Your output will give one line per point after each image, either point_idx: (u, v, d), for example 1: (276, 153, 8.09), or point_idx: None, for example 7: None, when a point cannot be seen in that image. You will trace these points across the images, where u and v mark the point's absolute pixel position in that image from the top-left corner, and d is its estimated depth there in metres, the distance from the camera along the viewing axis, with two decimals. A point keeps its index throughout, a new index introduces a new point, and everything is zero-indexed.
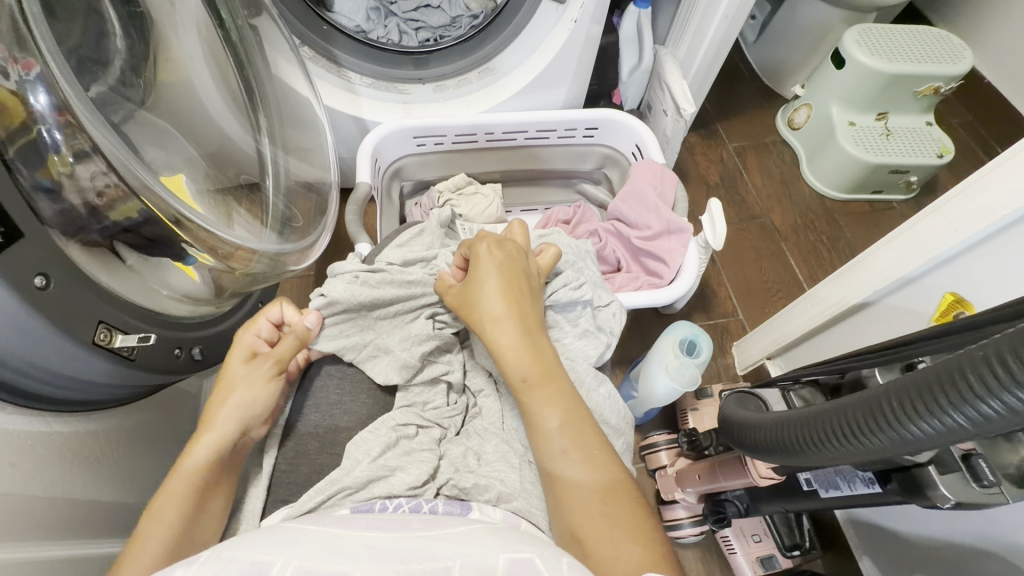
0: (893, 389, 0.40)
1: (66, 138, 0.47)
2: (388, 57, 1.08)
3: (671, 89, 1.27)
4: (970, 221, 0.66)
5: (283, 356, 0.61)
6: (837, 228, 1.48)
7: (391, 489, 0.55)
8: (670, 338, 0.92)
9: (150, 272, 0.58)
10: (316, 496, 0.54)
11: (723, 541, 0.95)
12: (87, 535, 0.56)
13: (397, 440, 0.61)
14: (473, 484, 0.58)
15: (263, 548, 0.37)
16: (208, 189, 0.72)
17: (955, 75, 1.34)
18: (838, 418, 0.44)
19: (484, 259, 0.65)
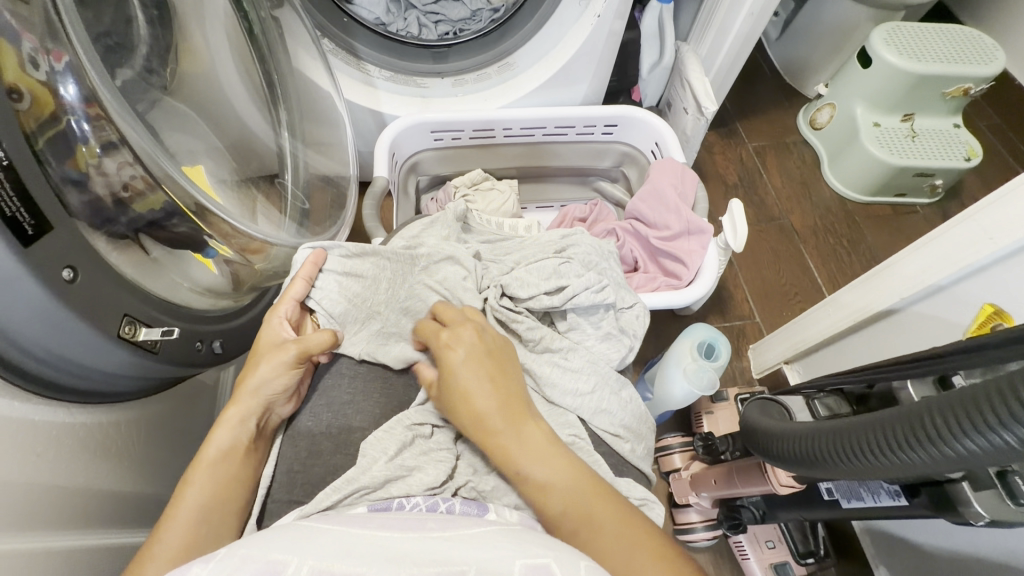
0: (936, 405, 0.39)
1: (94, 130, 0.47)
2: (405, 50, 1.07)
3: (692, 87, 1.25)
4: (1007, 230, 0.64)
5: (310, 347, 0.62)
6: (859, 232, 1.45)
7: (410, 488, 0.54)
8: (687, 342, 0.91)
9: (172, 265, 0.58)
10: (333, 496, 0.53)
11: (736, 546, 0.95)
12: (108, 524, 0.57)
13: (412, 439, 0.60)
14: (491, 487, 0.57)
15: (277, 547, 0.36)
16: (229, 180, 0.72)
17: (986, 76, 1.30)
18: (873, 431, 0.43)
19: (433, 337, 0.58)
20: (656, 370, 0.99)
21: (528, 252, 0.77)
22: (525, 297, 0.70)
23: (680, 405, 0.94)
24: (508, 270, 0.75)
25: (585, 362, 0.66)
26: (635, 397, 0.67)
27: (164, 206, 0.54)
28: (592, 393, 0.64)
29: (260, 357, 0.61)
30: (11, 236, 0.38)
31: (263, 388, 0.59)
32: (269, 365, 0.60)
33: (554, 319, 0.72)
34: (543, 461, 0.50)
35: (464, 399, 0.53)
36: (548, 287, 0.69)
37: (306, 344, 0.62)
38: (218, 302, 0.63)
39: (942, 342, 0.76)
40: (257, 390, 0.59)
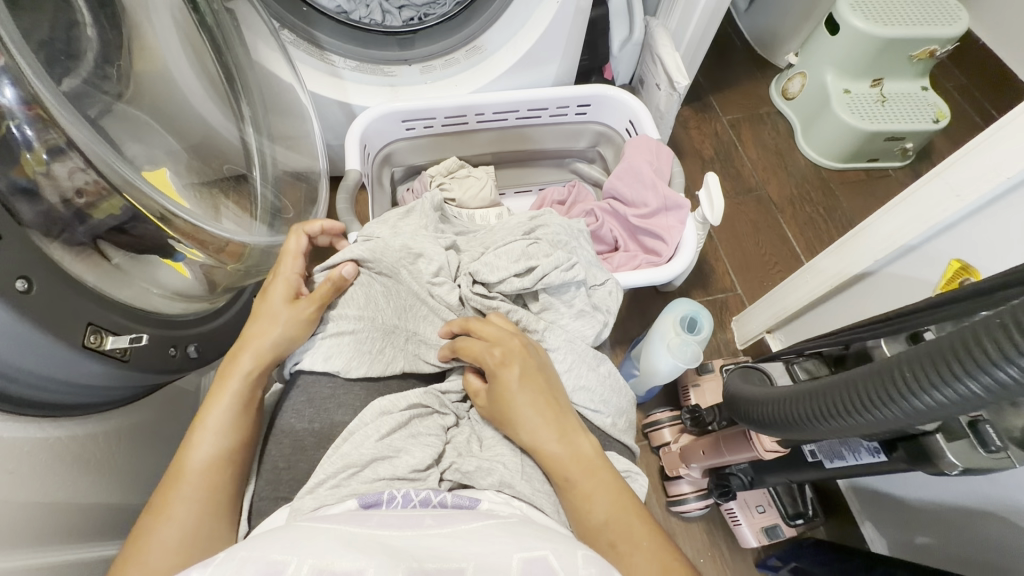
0: (907, 360, 0.39)
1: (38, 134, 0.45)
2: (371, 38, 1.05)
3: (664, 62, 1.25)
4: (972, 186, 0.65)
5: (324, 297, 0.61)
6: (834, 199, 1.47)
7: (394, 471, 0.51)
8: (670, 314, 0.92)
9: (139, 272, 0.56)
10: (326, 468, 0.51)
11: (728, 513, 0.96)
12: (88, 537, 0.55)
13: (410, 419, 0.57)
14: (475, 467, 0.54)
15: (277, 547, 0.36)
16: (192, 183, 0.71)
17: (950, 37, 1.32)
18: (847, 391, 0.43)
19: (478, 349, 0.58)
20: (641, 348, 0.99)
21: (494, 236, 0.75)
22: (497, 281, 0.68)
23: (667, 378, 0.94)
24: (478, 256, 0.72)
25: (563, 341, 0.66)
26: (616, 373, 0.67)
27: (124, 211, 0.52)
28: (568, 371, 0.64)
29: (258, 323, 0.59)
30: None
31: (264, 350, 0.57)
32: (273, 317, 0.59)
33: (526, 300, 0.71)
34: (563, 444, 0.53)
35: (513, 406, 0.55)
36: (518, 269, 0.67)
37: (318, 293, 0.61)
38: (190, 308, 0.62)
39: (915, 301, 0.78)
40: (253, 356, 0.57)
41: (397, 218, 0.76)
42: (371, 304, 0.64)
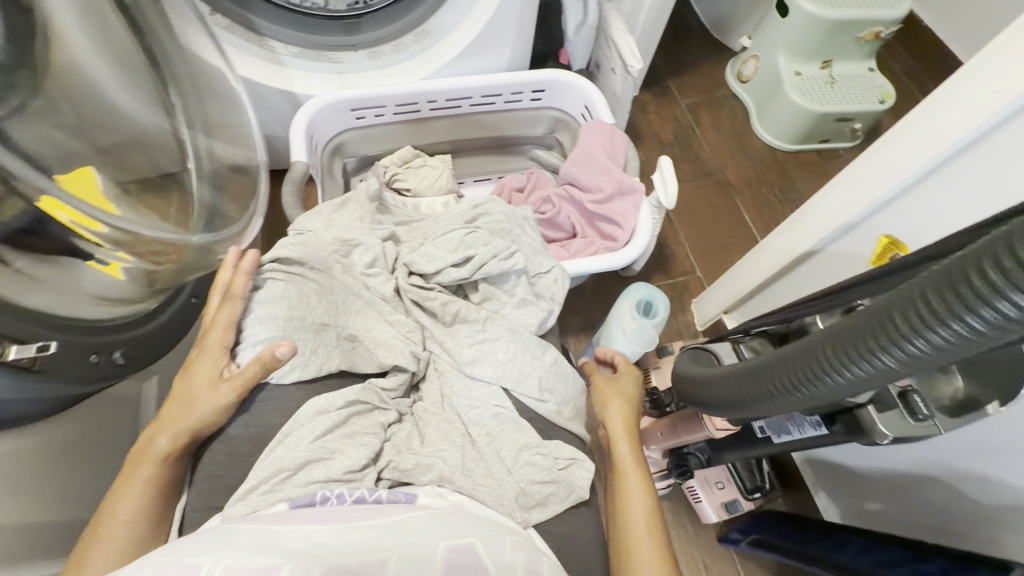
0: (830, 336, 0.39)
1: None
2: (315, 22, 0.99)
3: (618, 45, 1.24)
4: (905, 163, 0.67)
5: (247, 383, 0.53)
6: (788, 179, 1.50)
7: (329, 473, 0.49)
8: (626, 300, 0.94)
9: (58, 279, 0.52)
10: (257, 474, 0.49)
11: (690, 491, 0.99)
12: (20, 563, 0.52)
13: (345, 419, 0.54)
14: (412, 464, 0.52)
15: (194, 551, 0.35)
16: (119, 181, 0.66)
17: (894, 18, 1.35)
18: (782, 370, 0.43)
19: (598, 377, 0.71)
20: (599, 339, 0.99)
21: (436, 225, 0.72)
22: (434, 271, 0.66)
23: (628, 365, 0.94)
24: (417, 247, 0.70)
25: (503, 330, 0.63)
26: (561, 359, 0.65)
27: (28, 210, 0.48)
28: (511, 362, 0.62)
29: (182, 387, 0.53)
30: None
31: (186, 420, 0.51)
32: (196, 395, 0.52)
33: (466, 290, 0.69)
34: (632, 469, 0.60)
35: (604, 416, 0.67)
36: (456, 259, 0.66)
37: (244, 377, 0.52)
38: (117, 309, 0.59)
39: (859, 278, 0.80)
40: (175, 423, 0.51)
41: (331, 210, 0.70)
42: (303, 303, 0.59)
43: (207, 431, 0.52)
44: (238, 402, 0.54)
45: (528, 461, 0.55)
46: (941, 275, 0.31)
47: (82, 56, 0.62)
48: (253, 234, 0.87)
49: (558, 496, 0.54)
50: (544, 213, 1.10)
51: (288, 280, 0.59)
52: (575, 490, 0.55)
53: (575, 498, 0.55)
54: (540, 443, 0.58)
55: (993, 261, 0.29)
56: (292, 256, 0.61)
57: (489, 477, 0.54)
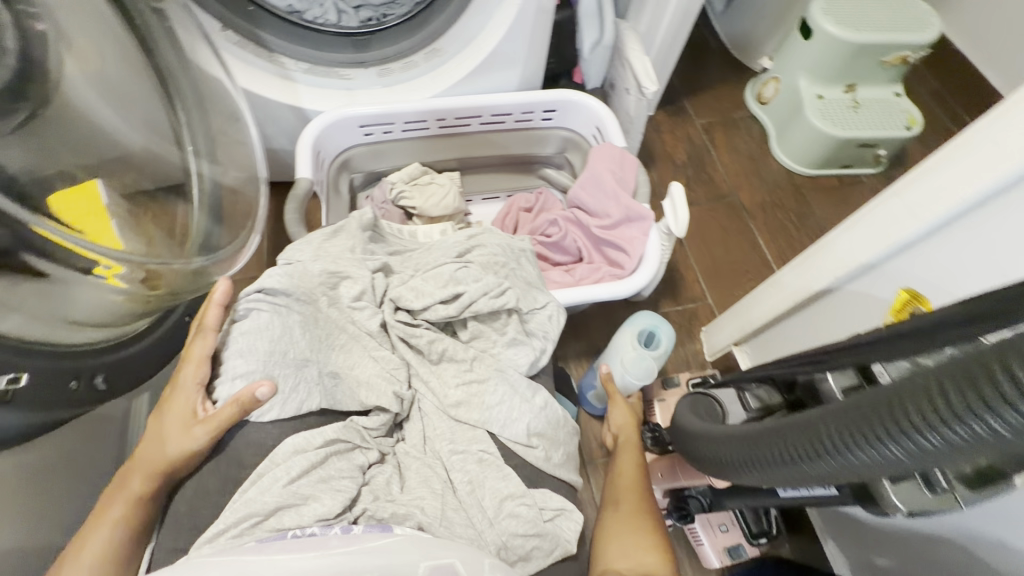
0: (837, 408, 0.38)
1: None
2: (325, 40, 1.00)
3: (632, 66, 1.22)
4: (929, 205, 0.63)
5: (220, 427, 0.51)
6: (806, 205, 1.46)
7: (301, 521, 0.48)
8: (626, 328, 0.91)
9: (35, 302, 0.52)
10: (225, 517, 0.47)
11: (690, 532, 0.94)
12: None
13: (324, 458, 0.53)
14: (390, 513, 0.51)
15: None
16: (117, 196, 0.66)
17: (923, 43, 1.30)
18: (797, 437, 0.41)
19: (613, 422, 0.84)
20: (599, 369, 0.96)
21: (428, 255, 0.69)
22: (420, 308, 0.64)
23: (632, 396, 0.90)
24: (406, 279, 0.67)
25: (492, 372, 0.61)
26: (552, 404, 0.62)
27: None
28: (499, 405, 0.59)
29: (159, 423, 0.52)
30: None
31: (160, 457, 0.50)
32: (170, 432, 0.51)
33: (455, 328, 0.66)
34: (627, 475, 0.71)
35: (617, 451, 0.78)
36: (444, 295, 0.64)
37: (219, 417, 0.51)
38: (97, 333, 0.60)
39: (878, 321, 0.75)
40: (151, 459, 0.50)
41: (321, 239, 0.67)
42: (286, 333, 0.57)
43: (181, 472, 0.51)
44: (212, 444, 0.52)
45: (511, 512, 0.53)
46: (958, 363, 0.31)
47: (80, 71, 0.64)
48: (251, 251, 0.86)
49: (541, 550, 0.52)
50: (549, 237, 1.08)
51: (273, 313, 0.57)
52: (561, 543, 0.53)
53: (560, 553, 0.53)
54: (523, 492, 0.55)
55: (1016, 357, 0.28)
56: (279, 287, 0.58)
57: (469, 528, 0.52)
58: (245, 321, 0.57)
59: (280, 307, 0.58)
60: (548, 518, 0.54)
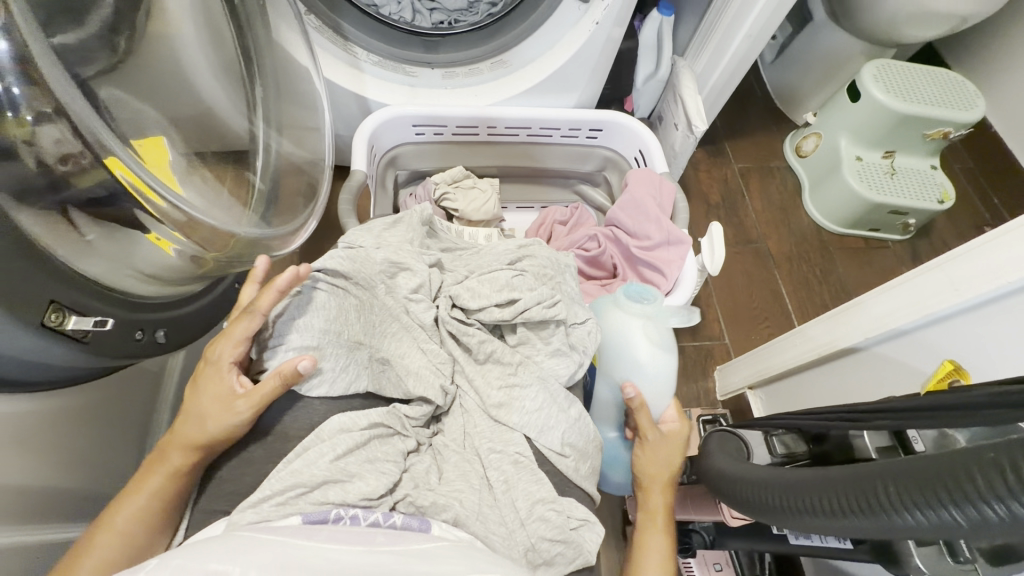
0: (848, 478, 0.40)
1: (27, 97, 0.39)
2: (397, 35, 1.02)
3: (685, 103, 1.25)
4: (971, 282, 0.65)
5: (264, 400, 0.52)
6: (831, 262, 1.48)
7: (345, 497, 0.49)
8: (614, 304, 0.84)
9: (113, 249, 0.50)
10: (271, 484, 0.49)
11: (684, 564, 0.97)
12: (28, 528, 0.52)
13: (370, 438, 0.55)
14: (430, 502, 0.51)
15: (210, 560, 0.37)
16: (191, 155, 0.67)
17: (965, 122, 1.34)
18: (825, 491, 0.41)
19: (641, 457, 0.73)
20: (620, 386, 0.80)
21: (482, 259, 0.74)
22: (476, 308, 0.67)
23: (671, 376, 0.79)
24: (461, 279, 0.72)
25: (535, 378, 0.63)
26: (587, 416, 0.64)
27: (101, 184, 0.46)
28: (538, 411, 0.61)
29: (194, 401, 0.53)
30: None
31: (196, 434, 0.51)
32: (207, 408, 0.52)
33: (503, 331, 0.69)
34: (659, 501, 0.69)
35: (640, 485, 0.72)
36: (500, 299, 0.66)
37: (261, 391, 0.52)
38: (167, 288, 0.59)
39: (902, 387, 0.77)
40: (187, 437, 0.51)
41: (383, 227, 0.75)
42: (341, 310, 0.60)
43: (220, 447, 0.52)
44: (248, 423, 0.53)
45: (540, 515, 0.53)
46: (964, 454, 0.33)
47: (178, 32, 0.67)
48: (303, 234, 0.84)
49: (564, 556, 0.53)
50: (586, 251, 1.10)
51: (330, 293, 0.60)
52: (583, 553, 0.53)
53: (581, 562, 0.53)
54: (554, 497, 0.56)
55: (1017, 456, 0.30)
56: (339, 269, 0.62)
57: (501, 526, 0.52)
58: (297, 298, 0.58)
59: (335, 288, 0.61)
60: (573, 527, 0.55)
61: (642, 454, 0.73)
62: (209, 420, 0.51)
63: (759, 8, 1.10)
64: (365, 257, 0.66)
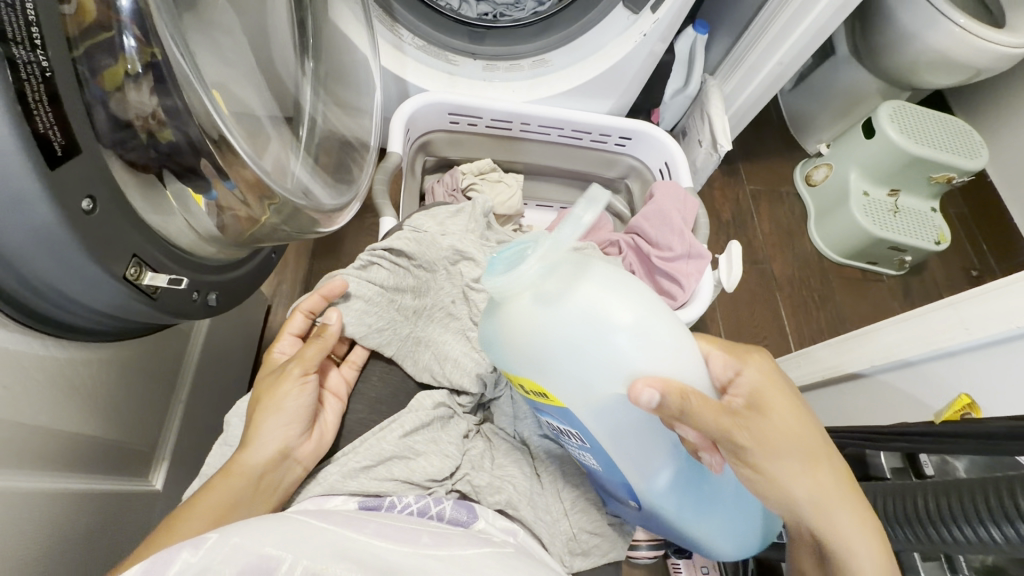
0: (907, 497, 0.58)
1: (141, 49, 0.42)
2: (444, 23, 1.02)
3: (712, 121, 1.28)
4: (983, 323, 0.70)
5: (308, 355, 0.62)
6: (829, 290, 1.54)
7: (413, 476, 0.60)
8: (517, 291, 0.50)
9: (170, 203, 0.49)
10: (342, 470, 0.59)
11: (673, 566, 1.00)
12: (50, 468, 0.51)
13: (433, 419, 0.66)
14: (486, 483, 0.62)
15: (269, 540, 0.37)
16: (257, 114, 0.66)
17: (968, 169, 1.40)
18: (888, 504, 0.59)
19: (766, 482, 0.52)
20: (626, 408, 0.52)
21: None
22: None
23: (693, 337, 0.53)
24: None
25: None
26: None
27: (179, 137, 0.46)
28: None
29: (262, 396, 0.61)
30: (37, 154, 0.33)
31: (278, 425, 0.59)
32: (275, 395, 0.60)
33: None
34: (799, 468, 0.53)
35: (789, 501, 0.53)
36: None
37: (307, 355, 0.62)
38: (228, 250, 0.58)
39: (902, 415, 0.81)
40: (272, 430, 0.58)
41: (447, 216, 0.81)
42: (397, 289, 0.71)
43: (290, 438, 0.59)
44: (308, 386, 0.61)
45: (581, 508, 0.64)
46: (985, 488, 0.51)
47: None
48: (349, 217, 0.78)
49: (600, 548, 0.64)
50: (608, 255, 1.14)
51: (392, 270, 0.71)
52: (615, 547, 0.65)
53: (614, 556, 0.65)
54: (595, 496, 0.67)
55: (1017, 493, 0.48)
56: (404, 250, 0.72)
57: (546, 514, 0.62)
58: (369, 270, 0.70)
59: (397, 266, 0.72)
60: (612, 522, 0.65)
61: (766, 478, 0.52)
62: (282, 407, 0.60)
63: (795, 38, 1.14)
64: (426, 241, 0.74)
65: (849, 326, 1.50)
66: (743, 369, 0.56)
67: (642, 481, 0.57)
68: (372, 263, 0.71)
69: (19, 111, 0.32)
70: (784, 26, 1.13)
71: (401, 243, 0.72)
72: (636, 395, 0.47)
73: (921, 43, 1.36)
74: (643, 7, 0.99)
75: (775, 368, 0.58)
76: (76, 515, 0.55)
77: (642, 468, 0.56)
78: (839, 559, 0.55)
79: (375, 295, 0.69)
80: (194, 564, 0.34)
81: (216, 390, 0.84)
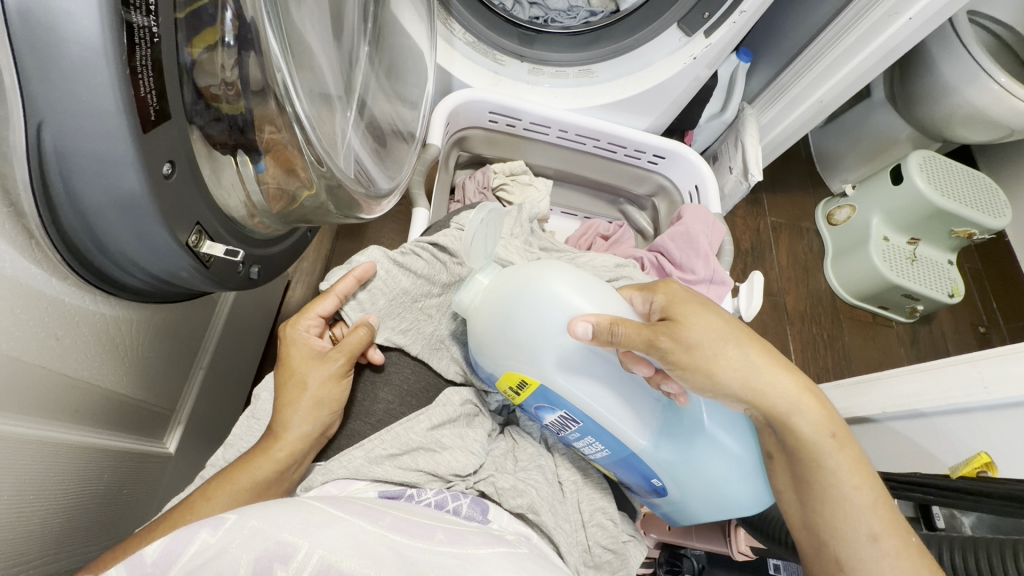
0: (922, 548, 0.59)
1: (235, 21, 0.43)
2: (496, 22, 1.01)
3: (745, 150, 1.28)
4: (1003, 383, 0.71)
5: (354, 349, 0.64)
6: (839, 330, 1.56)
7: (437, 468, 0.61)
8: (473, 295, 0.68)
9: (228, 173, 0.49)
10: (368, 454, 0.60)
11: None
12: (69, 420, 0.51)
13: (459, 416, 0.68)
14: (509, 487, 0.62)
15: (288, 525, 0.35)
16: (327, 92, 0.67)
17: (989, 227, 1.41)
18: None
19: (698, 373, 0.55)
20: (592, 360, 0.63)
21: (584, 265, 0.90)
22: None
23: (606, 287, 0.64)
24: None
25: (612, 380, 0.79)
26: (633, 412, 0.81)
27: (247, 110, 0.47)
28: None
29: (300, 375, 0.62)
30: (133, 116, 0.34)
31: (316, 408, 0.61)
32: (319, 381, 0.62)
33: None
34: (718, 351, 0.55)
35: (728, 386, 0.56)
36: None
37: (349, 346, 0.64)
38: (275, 227, 0.58)
39: (908, 464, 0.82)
40: (310, 412, 0.60)
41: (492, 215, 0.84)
42: (428, 279, 0.73)
43: (324, 420, 0.62)
44: (344, 371, 0.64)
45: (598, 522, 0.66)
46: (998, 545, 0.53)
47: None
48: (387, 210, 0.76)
49: (610, 565, 0.65)
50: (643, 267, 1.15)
51: (430, 261, 0.74)
52: (626, 567, 0.65)
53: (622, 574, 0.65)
54: (611, 509, 0.68)
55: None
56: (448, 246, 0.74)
57: (567, 523, 0.64)
58: (409, 256, 0.72)
59: (436, 258, 0.74)
60: (625, 539, 0.66)
61: (695, 366, 0.55)
62: (323, 394, 0.62)
63: (840, 77, 1.14)
64: None
65: (855, 367, 1.51)
66: (653, 296, 0.61)
67: (639, 439, 0.64)
68: (415, 252, 0.73)
69: (126, 74, 0.32)
70: (830, 64, 1.14)
71: (447, 239, 0.75)
72: (574, 329, 0.56)
73: (959, 96, 1.36)
74: (697, 31, 1.00)
75: (682, 286, 0.62)
76: (92, 469, 0.54)
77: (633, 427, 0.64)
78: (797, 434, 0.56)
79: (404, 287, 0.72)
80: (211, 545, 0.33)
81: (237, 359, 0.85)
